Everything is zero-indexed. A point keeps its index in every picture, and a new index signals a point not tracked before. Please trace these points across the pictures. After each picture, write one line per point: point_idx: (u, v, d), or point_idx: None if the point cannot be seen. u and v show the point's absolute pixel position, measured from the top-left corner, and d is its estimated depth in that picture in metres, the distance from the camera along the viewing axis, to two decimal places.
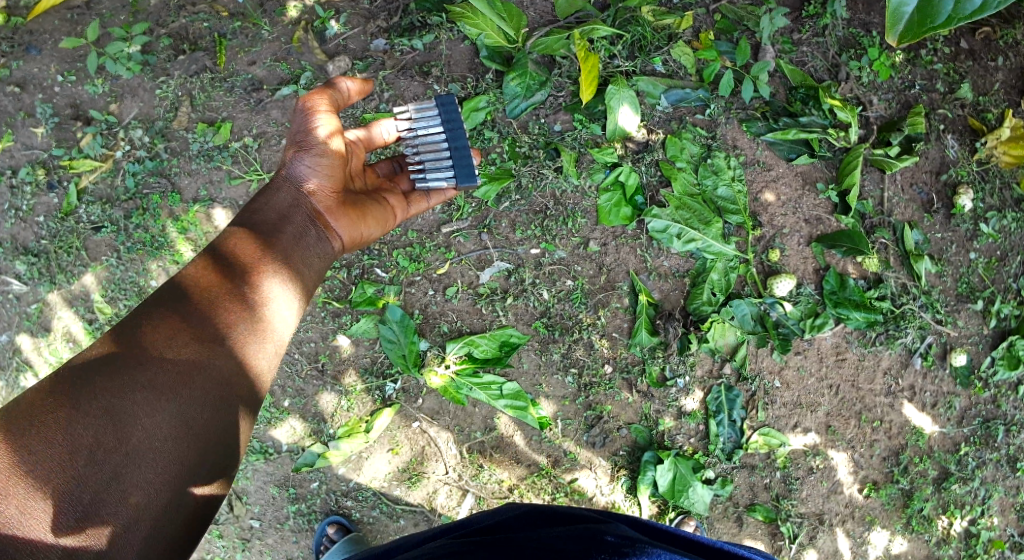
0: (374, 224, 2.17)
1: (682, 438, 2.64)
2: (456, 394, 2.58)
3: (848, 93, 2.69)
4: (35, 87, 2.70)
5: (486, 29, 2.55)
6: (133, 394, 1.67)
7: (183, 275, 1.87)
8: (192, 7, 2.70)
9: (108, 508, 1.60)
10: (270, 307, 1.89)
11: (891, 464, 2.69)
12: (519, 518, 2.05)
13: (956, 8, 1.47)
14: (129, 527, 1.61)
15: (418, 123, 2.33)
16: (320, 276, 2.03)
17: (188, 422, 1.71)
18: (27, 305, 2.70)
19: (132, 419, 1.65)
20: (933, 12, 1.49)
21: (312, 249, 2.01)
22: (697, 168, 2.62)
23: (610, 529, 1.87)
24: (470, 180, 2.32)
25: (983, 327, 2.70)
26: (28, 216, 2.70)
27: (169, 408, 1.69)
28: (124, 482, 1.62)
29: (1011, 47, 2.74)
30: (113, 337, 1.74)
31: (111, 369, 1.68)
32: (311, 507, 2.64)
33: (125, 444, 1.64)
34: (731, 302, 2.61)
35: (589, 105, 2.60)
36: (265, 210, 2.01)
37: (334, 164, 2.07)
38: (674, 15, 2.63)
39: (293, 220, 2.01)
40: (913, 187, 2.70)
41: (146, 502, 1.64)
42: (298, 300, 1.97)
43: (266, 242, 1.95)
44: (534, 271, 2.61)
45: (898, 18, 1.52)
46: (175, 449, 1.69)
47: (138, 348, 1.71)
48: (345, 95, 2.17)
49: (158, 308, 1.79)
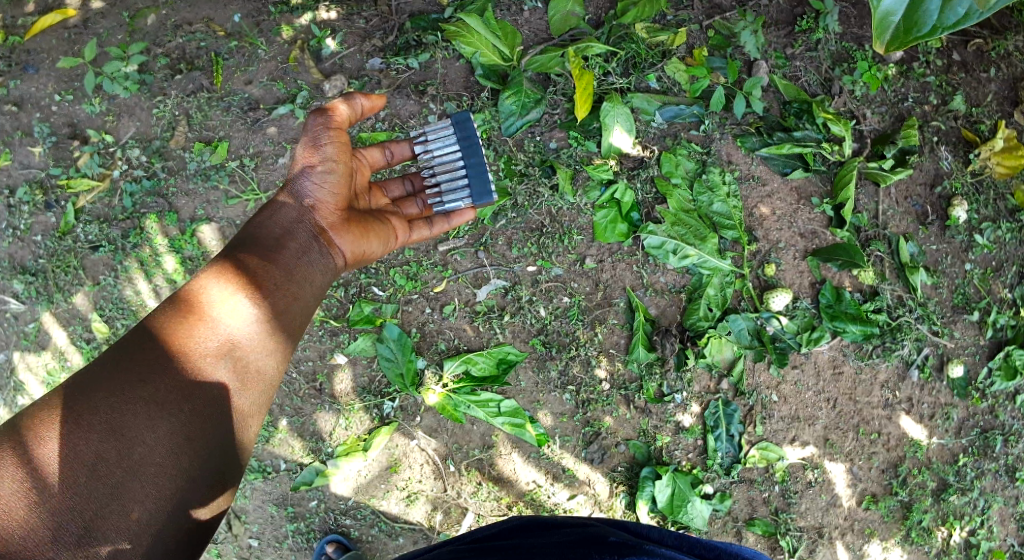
0: (378, 240, 2.16)
1: (680, 453, 2.65)
2: (454, 412, 2.58)
3: (841, 107, 2.71)
4: (32, 106, 2.72)
5: (481, 48, 2.56)
6: (135, 410, 1.67)
7: (186, 290, 1.88)
8: (189, 27, 2.72)
9: (109, 523, 1.61)
10: (273, 322, 1.89)
11: (890, 476, 2.69)
12: (516, 530, 2.06)
13: (940, 19, 1.54)
14: (129, 543, 1.62)
15: (434, 144, 2.32)
16: (323, 291, 2.02)
17: (189, 439, 1.71)
18: (24, 325, 2.71)
19: (132, 435, 1.65)
20: (918, 21, 1.55)
21: (315, 265, 2.00)
22: (692, 183, 2.63)
23: (609, 534, 1.88)
24: (487, 198, 2.34)
25: (980, 338, 2.71)
26: (25, 235, 2.71)
27: (169, 423, 1.69)
28: (124, 497, 1.63)
29: (1003, 58, 2.76)
30: (116, 352, 1.75)
31: (112, 384, 1.68)
32: (310, 526, 2.63)
33: (126, 460, 1.64)
34: (728, 317, 2.61)
35: (584, 122, 2.61)
36: (269, 224, 2.01)
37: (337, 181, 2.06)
38: (668, 31, 2.64)
39: (296, 234, 2.00)
40: (908, 200, 2.71)
41: (147, 517, 1.64)
42: (300, 315, 1.95)
43: (268, 257, 1.94)
44: (531, 288, 2.62)
45: (885, 26, 1.58)
46: (176, 466, 1.68)
47: (140, 364, 1.72)
48: (357, 113, 2.16)
49: (161, 324, 1.80)
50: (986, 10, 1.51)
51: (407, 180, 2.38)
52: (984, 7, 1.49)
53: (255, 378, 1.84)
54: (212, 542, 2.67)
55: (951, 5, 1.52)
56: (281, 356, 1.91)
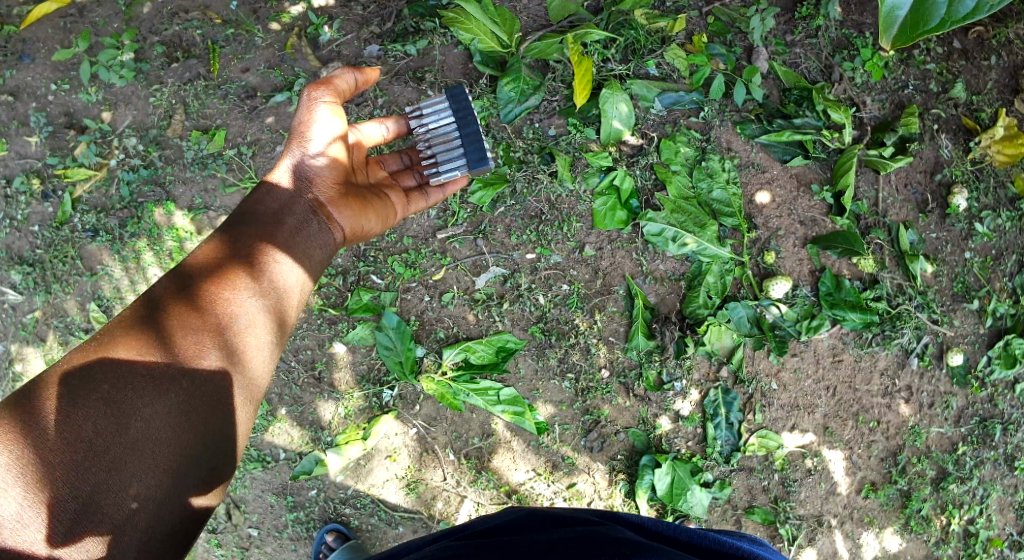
0: (376, 214, 2.15)
1: (680, 441, 2.64)
2: (453, 400, 2.57)
3: (841, 94, 2.70)
4: (28, 96, 2.70)
5: (479, 34, 2.55)
6: (134, 385, 1.65)
7: (184, 267, 1.86)
8: (185, 15, 2.70)
9: (107, 499, 1.60)
10: (271, 297, 1.88)
11: (889, 464, 2.69)
12: (520, 523, 2.05)
13: (950, 11, 1.41)
14: (129, 518, 1.61)
15: (428, 116, 2.33)
16: (323, 264, 2.02)
17: (187, 414, 1.69)
18: (22, 315, 2.70)
19: (131, 411, 1.64)
20: (926, 14, 1.43)
21: (314, 239, 2.00)
22: (692, 171, 2.62)
23: (612, 532, 1.86)
24: (484, 164, 2.30)
25: (980, 327, 2.71)
26: (23, 225, 2.69)
27: (167, 400, 1.67)
28: (123, 473, 1.61)
29: (1004, 45, 2.74)
30: (115, 328, 1.74)
31: (110, 361, 1.67)
32: (310, 515, 2.63)
33: (125, 435, 1.62)
34: (728, 305, 2.61)
35: (583, 109, 2.60)
36: (268, 200, 2.00)
37: (337, 154, 2.07)
38: (667, 17, 2.62)
39: (295, 210, 2.00)
40: (908, 188, 2.70)
41: (147, 493, 1.63)
42: (299, 290, 1.95)
43: (267, 233, 1.94)
44: (530, 276, 2.61)
45: (890, 22, 1.45)
46: (175, 442, 1.67)
47: (137, 339, 1.71)
48: (351, 86, 2.18)
49: (159, 299, 1.78)
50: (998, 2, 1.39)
51: (403, 154, 2.41)
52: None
53: (253, 354, 1.82)
54: (211, 531, 2.67)
55: None
56: (280, 333, 1.89)
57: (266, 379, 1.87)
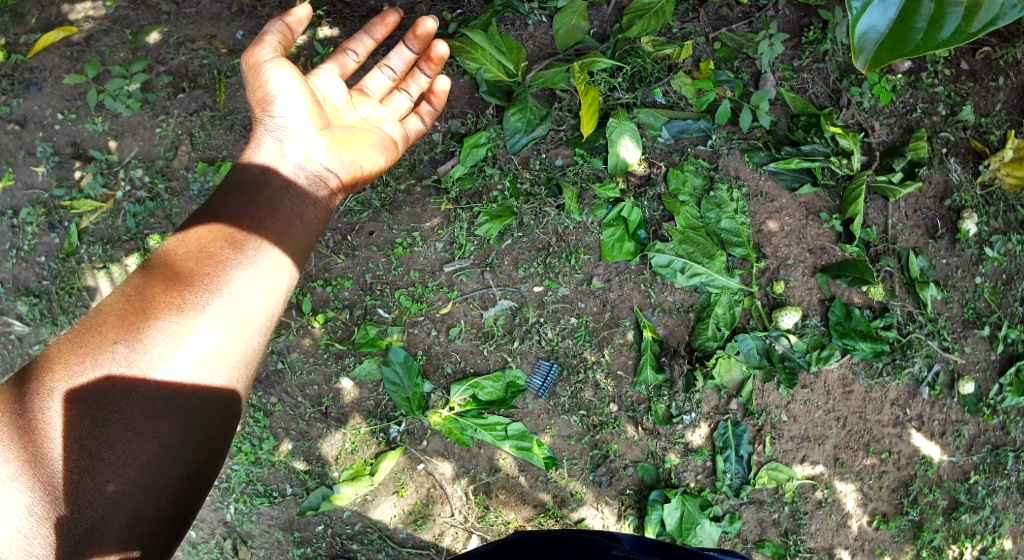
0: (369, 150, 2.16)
1: (689, 474, 2.63)
2: (461, 435, 2.56)
3: (850, 119, 2.67)
4: (35, 126, 2.70)
5: (485, 63, 2.53)
6: (111, 377, 1.59)
7: (170, 245, 1.82)
8: (191, 44, 2.70)
9: (84, 496, 1.54)
10: (258, 262, 1.81)
11: (900, 495, 2.67)
12: (517, 542, 2.15)
13: (927, 37, 1.38)
14: (107, 514, 1.55)
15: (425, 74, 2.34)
16: (316, 220, 2.00)
17: (166, 403, 1.63)
18: (28, 347, 2.69)
19: (108, 404, 1.58)
20: (904, 38, 1.38)
21: (301, 201, 1.97)
22: (700, 201, 2.61)
23: (613, 545, 1.97)
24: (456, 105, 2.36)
25: (991, 353, 2.69)
26: (29, 256, 2.69)
27: (144, 391, 1.61)
28: (99, 470, 1.55)
29: (1012, 66, 2.72)
30: (97, 313, 1.70)
31: (88, 349, 1.61)
32: (317, 550, 2.62)
33: (101, 426, 1.57)
34: (737, 337, 2.58)
35: (590, 139, 2.58)
36: (249, 166, 1.98)
37: (305, 103, 2.01)
38: (674, 45, 2.60)
39: (275, 175, 1.96)
40: (918, 213, 2.68)
41: (125, 489, 1.56)
42: (293, 247, 1.90)
43: (251, 196, 1.91)
44: (537, 309, 2.60)
45: (866, 43, 1.39)
46: (152, 433, 1.60)
47: (115, 323, 1.65)
48: (286, 36, 2.04)
49: (141, 281, 1.75)
50: (977, 31, 1.36)
51: (405, 90, 2.33)
52: (974, 30, 1.36)
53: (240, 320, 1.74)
54: None
55: (939, 23, 1.37)
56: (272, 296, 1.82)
57: (261, 342, 1.80)
